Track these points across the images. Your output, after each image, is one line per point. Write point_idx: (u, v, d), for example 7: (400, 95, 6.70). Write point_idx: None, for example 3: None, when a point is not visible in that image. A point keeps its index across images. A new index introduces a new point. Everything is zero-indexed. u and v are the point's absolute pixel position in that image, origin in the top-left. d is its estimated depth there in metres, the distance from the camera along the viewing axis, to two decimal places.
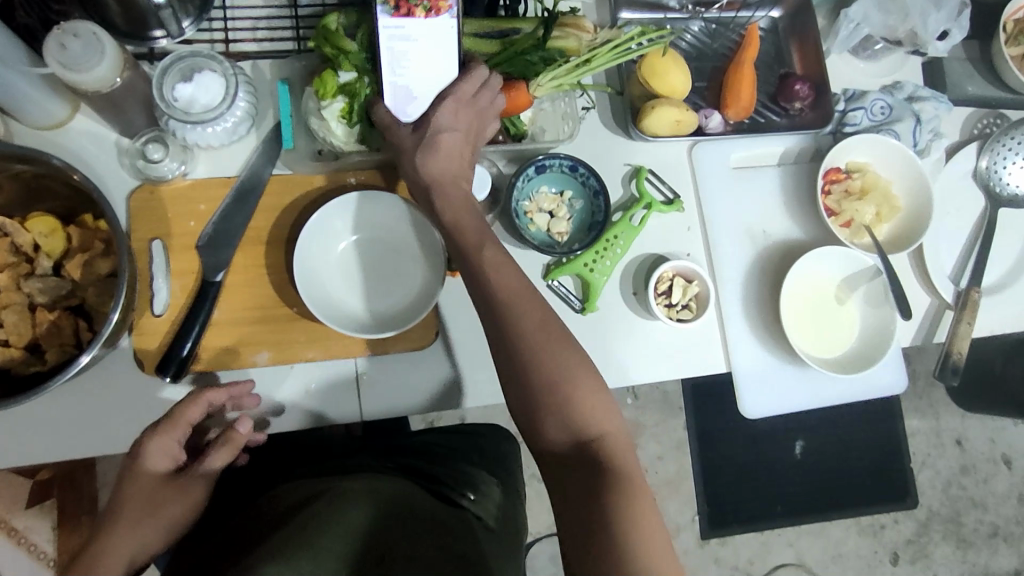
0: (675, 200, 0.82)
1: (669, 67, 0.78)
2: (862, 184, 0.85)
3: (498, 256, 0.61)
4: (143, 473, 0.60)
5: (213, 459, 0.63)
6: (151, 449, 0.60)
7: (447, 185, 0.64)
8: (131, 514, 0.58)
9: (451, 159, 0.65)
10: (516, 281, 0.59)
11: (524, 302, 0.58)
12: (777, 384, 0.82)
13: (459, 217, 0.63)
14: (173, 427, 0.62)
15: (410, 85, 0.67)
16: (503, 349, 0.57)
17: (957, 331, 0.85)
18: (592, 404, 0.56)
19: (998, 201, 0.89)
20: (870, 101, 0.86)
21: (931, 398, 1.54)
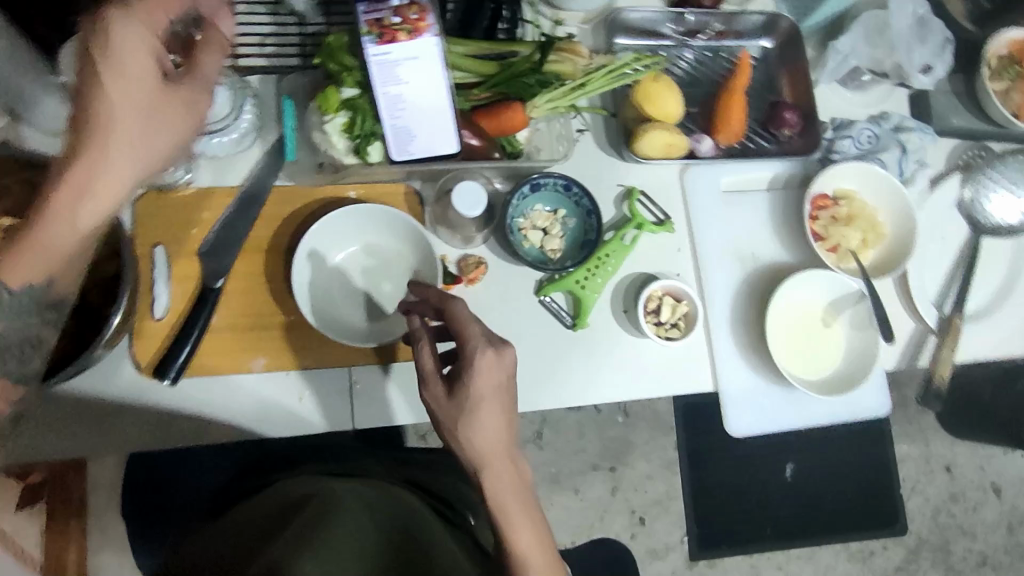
0: (666, 221, 0.84)
1: (662, 92, 0.81)
2: (849, 210, 0.87)
3: (508, 482, 0.63)
4: (123, 76, 0.48)
5: (203, 63, 0.54)
6: (124, 38, 0.47)
7: (497, 464, 0.63)
8: (121, 134, 0.49)
9: (492, 429, 0.63)
10: (511, 490, 0.63)
11: (513, 517, 0.62)
12: (764, 403, 0.83)
13: (490, 469, 0.63)
14: (151, 9, 0.48)
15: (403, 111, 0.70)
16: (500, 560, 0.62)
17: (939, 357, 0.88)
18: None
19: (980, 229, 0.92)
20: (857, 130, 0.89)
21: (921, 424, 1.57)
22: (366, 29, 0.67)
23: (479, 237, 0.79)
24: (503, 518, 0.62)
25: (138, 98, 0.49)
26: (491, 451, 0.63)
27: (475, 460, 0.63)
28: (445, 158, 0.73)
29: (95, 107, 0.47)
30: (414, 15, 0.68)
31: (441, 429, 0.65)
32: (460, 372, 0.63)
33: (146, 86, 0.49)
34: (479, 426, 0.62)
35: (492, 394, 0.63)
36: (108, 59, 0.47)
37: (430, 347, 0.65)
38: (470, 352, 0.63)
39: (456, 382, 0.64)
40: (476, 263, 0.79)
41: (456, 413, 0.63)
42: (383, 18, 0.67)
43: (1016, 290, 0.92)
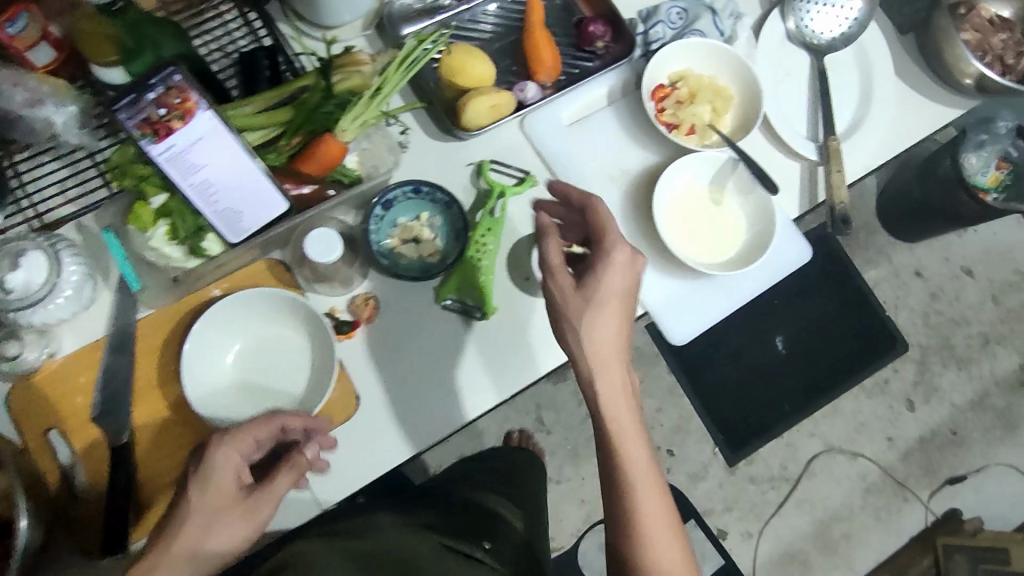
0: (526, 177, 0.83)
1: (466, 61, 0.79)
2: (689, 89, 0.86)
3: (617, 382, 0.65)
4: (207, 490, 0.61)
5: (278, 480, 0.64)
6: (215, 462, 0.62)
7: (613, 369, 0.65)
8: (187, 528, 0.60)
9: (610, 330, 0.65)
10: (618, 389, 0.64)
11: (614, 410, 0.64)
12: (695, 302, 0.83)
13: (608, 368, 0.65)
14: (234, 442, 0.63)
15: (219, 198, 0.67)
16: (602, 455, 0.64)
17: (833, 183, 0.87)
18: (653, 510, 0.61)
19: (819, 51, 0.93)
20: (664, 11, 0.88)
21: (876, 245, 1.61)
22: (139, 133, 0.64)
23: (359, 275, 0.78)
24: (600, 401, 0.64)
25: (213, 513, 0.61)
26: (611, 349, 0.65)
27: (591, 362, 0.64)
28: (281, 217, 0.70)
29: (187, 497, 0.61)
30: (177, 98, 0.64)
31: (557, 322, 0.67)
32: (593, 271, 0.66)
33: (222, 496, 0.62)
34: (602, 325, 0.65)
35: (611, 299, 0.66)
36: (206, 471, 0.62)
37: (556, 241, 0.67)
38: (608, 251, 0.66)
39: (582, 279, 0.66)
40: (364, 300, 0.77)
41: (581, 306, 0.65)
42: (149, 114, 0.64)
43: (876, 91, 0.93)
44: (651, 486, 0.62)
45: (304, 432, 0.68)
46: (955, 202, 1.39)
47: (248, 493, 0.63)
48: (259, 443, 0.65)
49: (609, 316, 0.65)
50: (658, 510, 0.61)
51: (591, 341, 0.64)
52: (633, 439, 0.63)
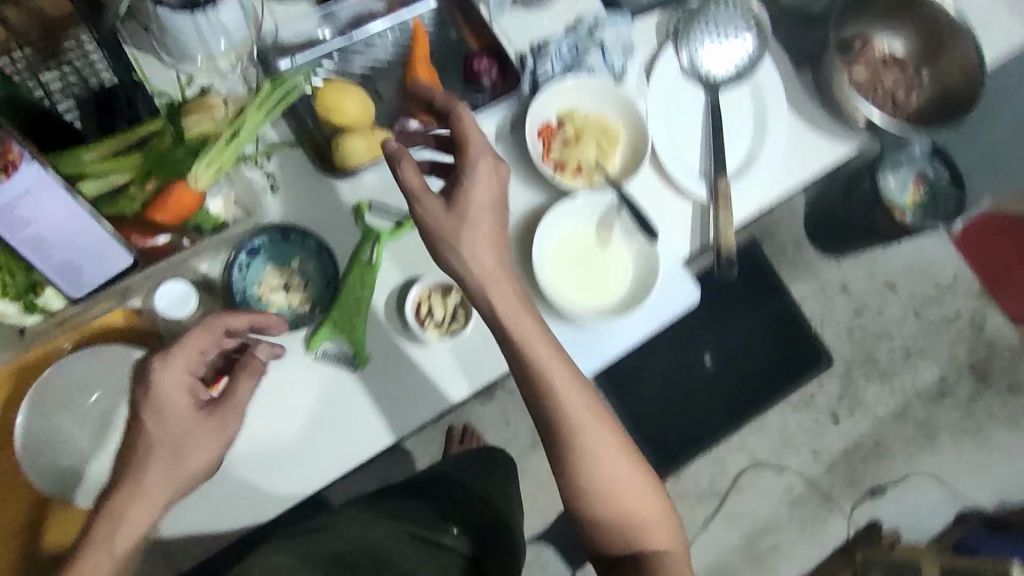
0: (404, 220, 0.79)
1: (338, 97, 0.75)
2: (575, 129, 0.85)
3: (511, 295, 0.68)
4: (165, 415, 0.62)
5: (238, 387, 0.67)
6: (162, 385, 0.62)
7: (499, 281, 0.68)
8: (155, 455, 0.62)
9: (491, 240, 0.68)
10: (514, 303, 0.68)
11: (518, 318, 0.68)
12: (580, 348, 0.81)
13: (496, 289, 0.68)
14: (183, 355, 0.63)
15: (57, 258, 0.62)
16: (518, 363, 0.68)
17: (720, 225, 0.86)
18: (586, 422, 0.68)
19: (715, 86, 0.91)
20: (553, 47, 0.87)
21: (804, 259, 1.61)
22: None
23: None
24: (505, 316, 0.67)
25: (180, 431, 0.63)
26: (495, 265, 0.68)
27: (480, 279, 0.67)
28: (127, 271, 0.68)
29: (139, 428, 0.62)
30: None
31: (430, 242, 0.68)
32: (460, 187, 0.67)
33: (182, 417, 0.63)
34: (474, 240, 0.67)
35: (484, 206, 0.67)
36: (154, 402, 0.62)
37: (410, 163, 0.66)
38: (470, 164, 0.67)
39: (448, 195, 0.67)
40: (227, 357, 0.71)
41: (455, 225, 0.66)
42: None
43: (770, 127, 0.92)
44: (580, 395, 0.68)
45: (253, 326, 0.69)
46: (875, 219, 1.43)
47: (210, 404, 0.66)
48: (204, 361, 0.65)
49: (484, 229, 0.67)
50: (587, 412, 0.68)
51: (473, 274, 0.67)
52: (549, 361, 0.67)
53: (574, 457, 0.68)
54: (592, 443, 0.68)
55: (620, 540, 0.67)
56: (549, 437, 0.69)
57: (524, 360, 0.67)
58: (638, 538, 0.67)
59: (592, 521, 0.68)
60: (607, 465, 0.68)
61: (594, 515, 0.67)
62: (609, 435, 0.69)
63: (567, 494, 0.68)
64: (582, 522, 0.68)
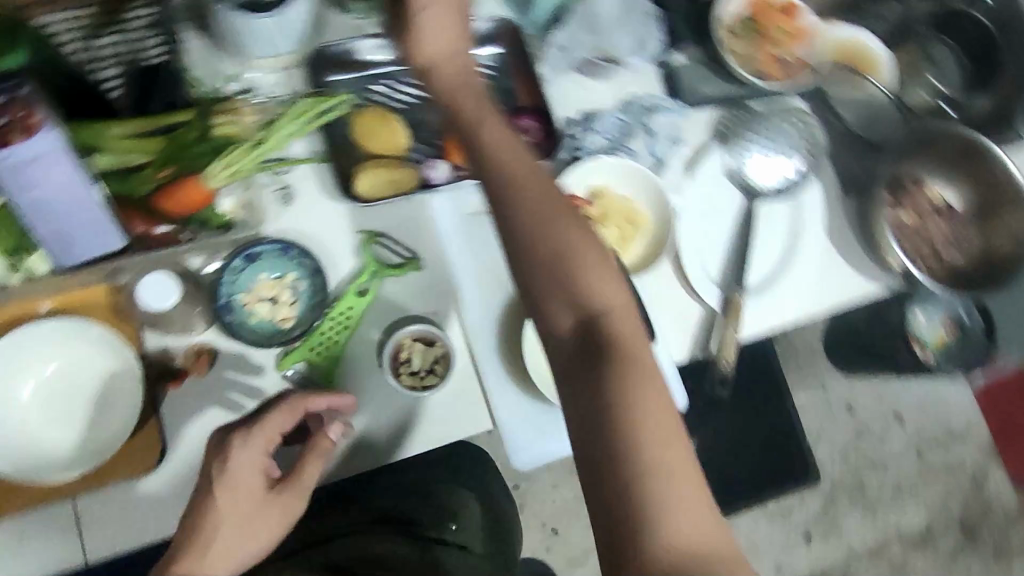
0: (408, 261, 0.78)
1: (378, 126, 0.77)
2: (602, 209, 0.83)
3: (495, 130, 0.64)
4: (236, 492, 0.61)
5: (304, 468, 0.66)
6: (240, 462, 0.61)
7: (487, 118, 0.65)
8: (228, 519, 0.60)
9: (435, 33, 0.68)
10: (510, 152, 0.62)
11: (521, 180, 0.59)
12: (552, 430, 0.78)
13: (480, 115, 0.66)
14: (264, 442, 0.62)
15: (58, 227, 0.63)
16: (503, 232, 0.58)
17: (724, 339, 0.84)
18: (583, 253, 0.56)
19: (755, 195, 0.89)
20: (602, 121, 0.86)
21: (815, 366, 1.48)
22: None
23: (200, 323, 0.73)
24: (487, 154, 0.62)
25: (250, 510, 0.62)
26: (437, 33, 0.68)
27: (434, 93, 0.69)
28: (115, 254, 0.67)
29: (223, 494, 0.60)
30: (21, 112, 0.58)
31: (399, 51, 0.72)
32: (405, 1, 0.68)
33: (253, 498, 0.62)
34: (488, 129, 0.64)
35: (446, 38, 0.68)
36: (244, 467, 0.62)
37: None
38: None
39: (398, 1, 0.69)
40: (198, 352, 0.72)
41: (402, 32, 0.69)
42: None
43: (800, 249, 0.90)
44: (566, 221, 0.57)
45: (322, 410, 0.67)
46: (892, 347, 1.42)
47: (273, 482, 0.64)
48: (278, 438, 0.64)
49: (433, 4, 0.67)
50: (615, 294, 0.56)
51: (436, 71, 0.68)
52: (560, 220, 0.57)
53: (576, 292, 0.55)
54: (603, 291, 0.56)
55: (637, 509, 0.48)
56: (568, 330, 0.55)
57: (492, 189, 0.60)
58: (668, 517, 0.48)
59: (602, 387, 0.52)
60: (605, 292, 0.56)
61: (612, 396, 0.51)
62: (619, 292, 0.57)
63: (571, 347, 0.55)
64: (609, 461, 0.49)
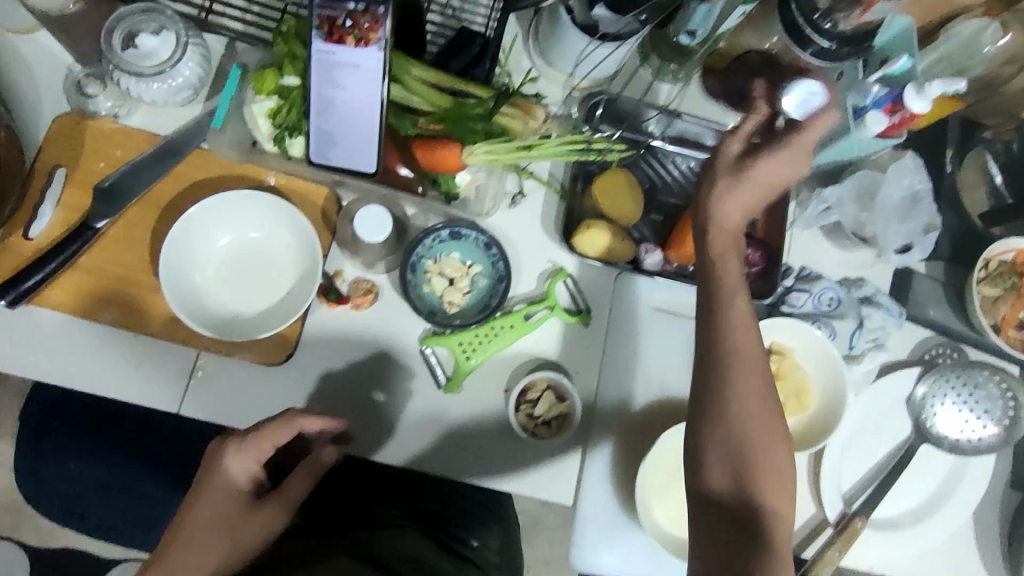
0: (582, 313, 0.78)
1: (626, 195, 0.79)
2: (777, 369, 0.80)
3: (737, 269, 0.60)
4: (218, 495, 0.65)
5: (290, 487, 0.67)
6: (227, 468, 0.65)
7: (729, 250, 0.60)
8: (200, 526, 0.64)
9: (773, 170, 0.60)
10: (743, 305, 0.58)
11: (741, 332, 0.57)
12: (618, 543, 0.75)
13: (728, 246, 0.60)
14: (249, 452, 0.65)
15: (332, 130, 0.67)
16: (700, 375, 0.57)
17: (824, 554, 0.77)
18: (763, 429, 0.56)
19: (924, 435, 0.83)
20: (818, 288, 0.82)
21: None
22: (316, 24, 0.64)
23: (381, 266, 0.75)
24: (721, 288, 0.59)
25: (223, 518, 0.64)
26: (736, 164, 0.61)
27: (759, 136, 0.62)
28: (361, 174, 0.70)
29: (201, 499, 0.64)
30: (367, 24, 0.63)
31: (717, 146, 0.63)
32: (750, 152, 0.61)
33: (235, 504, 0.65)
34: (730, 274, 0.59)
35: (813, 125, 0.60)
36: (229, 472, 0.65)
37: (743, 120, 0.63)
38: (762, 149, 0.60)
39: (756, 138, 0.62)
40: (367, 289, 0.74)
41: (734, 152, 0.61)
42: (336, 17, 0.63)
43: (941, 511, 0.82)
44: (759, 390, 0.56)
45: (320, 431, 0.68)
46: None
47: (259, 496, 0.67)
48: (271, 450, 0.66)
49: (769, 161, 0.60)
50: (780, 472, 0.56)
51: (739, 163, 0.60)
52: (763, 402, 0.56)
53: (745, 462, 0.55)
54: (771, 474, 0.55)
55: None
56: (721, 492, 0.55)
57: (712, 325, 0.58)
58: None
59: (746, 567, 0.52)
60: (777, 482, 0.55)
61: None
62: (789, 490, 0.56)
63: (715, 504, 0.55)
64: None
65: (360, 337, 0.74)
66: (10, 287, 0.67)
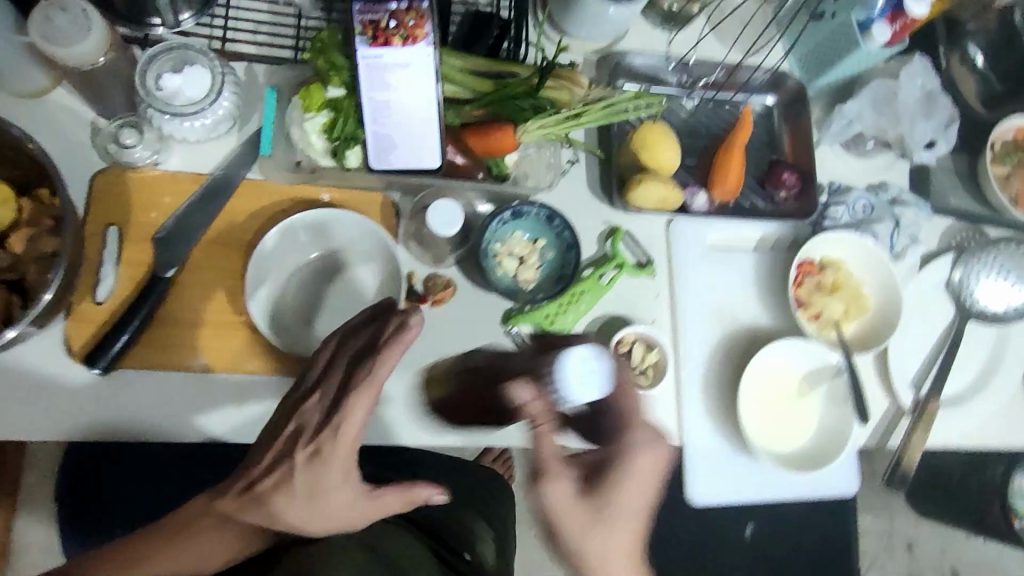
0: (647, 265, 0.80)
1: (660, 142, 0.78)
2: (835, 279, 0.84)
3: (564, 495, 0.57)
4: (319, 474, 0.55)
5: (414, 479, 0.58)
6: (334, 443, 0.55)
7: (580, 514, 0.56)
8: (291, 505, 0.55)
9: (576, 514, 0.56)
10: (578, 515, 0.56)
11: (583, 559, 0.56)
12: (727, 470, 0.79)
13: (567, 527, 0.56)
14: (341, 461, 0.55)
15: (391, 134, 0.68)
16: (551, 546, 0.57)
17: (909, 441, 0.84)
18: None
19: (968, 313, 0.89)
20: (852, 197, 0.87)
21: (887, 497, 1.35)
22: (359, 30, 0.65)
23: (451, 258, 0.76)
24: (561, 516, 0.56)
25: (315, 499, 0.55)
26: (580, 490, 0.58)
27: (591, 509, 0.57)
28: (426, 173, 0.70)
29: (286, 481, 0.55)
30: (412, 22, 0.65)
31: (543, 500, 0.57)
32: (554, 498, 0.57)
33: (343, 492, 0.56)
34: (608, 545, 0.56)
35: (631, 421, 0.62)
36: (317, 489, 0.55)
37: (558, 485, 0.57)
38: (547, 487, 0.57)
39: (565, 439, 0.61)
40: (445, 285, 0.75)
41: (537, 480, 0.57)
42: (379, 20, 0.65)
43: (996, 379, 0.89)
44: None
45: None
46: (984, 507, 1.25)
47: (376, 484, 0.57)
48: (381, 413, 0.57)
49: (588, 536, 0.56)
50: None
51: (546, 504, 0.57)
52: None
53: None
54: None
55: None
56: None
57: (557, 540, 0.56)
58: None
59: None
60: None
61: None
62: None
63: None
64: None
65: (448, 330, 0.75)
66: (102, 352, 0.66)
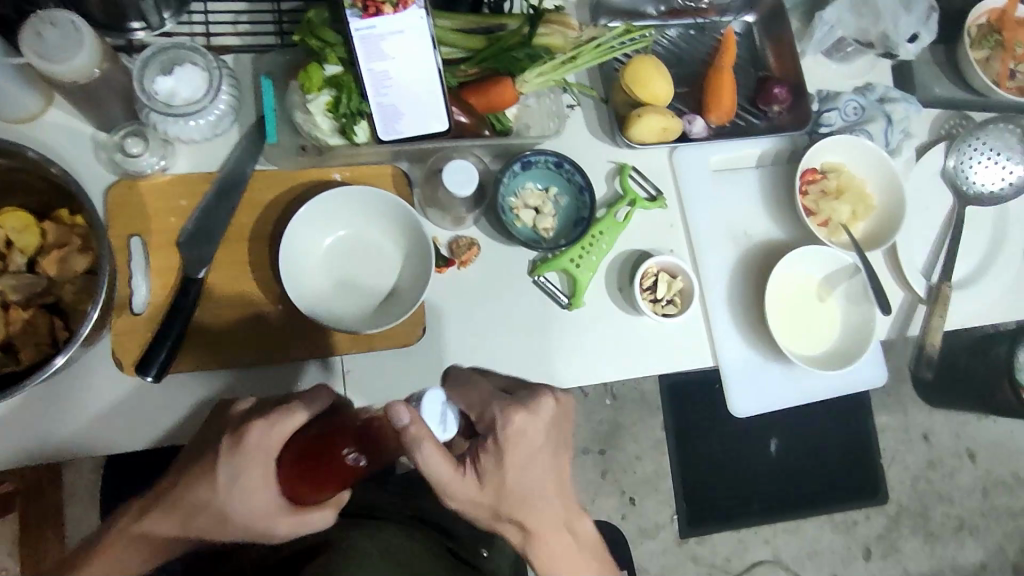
0: (658, 197, 0.82)
1: (652, 75, 0.78)
2: (838, 184, 0.87)
3: (472, 485, 0.56)
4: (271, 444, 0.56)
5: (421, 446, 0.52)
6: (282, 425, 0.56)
7: (487, 493, 0.57)
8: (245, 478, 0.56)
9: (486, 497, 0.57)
10: (501, 492, 0.57)
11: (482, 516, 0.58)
12: (765, 378, 0.83)
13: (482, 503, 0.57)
14: (262, 458, 0.56)
15: (396, 103, 0.68)
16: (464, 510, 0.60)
17: (930, 325, 0.88)
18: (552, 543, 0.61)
19: (965, 198, 0.93)
20: (842, 101, 0.88)
21: (901, 394, 1.38)
22: (349, 3, 0.65)
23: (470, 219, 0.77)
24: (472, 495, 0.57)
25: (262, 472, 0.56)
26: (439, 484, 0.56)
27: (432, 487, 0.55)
28: (437, 137, 0.71)
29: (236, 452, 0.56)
30: None
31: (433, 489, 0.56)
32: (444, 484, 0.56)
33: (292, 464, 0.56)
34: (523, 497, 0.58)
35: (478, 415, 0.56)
36: (228, 492, 0.57)
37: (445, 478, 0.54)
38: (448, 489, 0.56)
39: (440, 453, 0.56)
40: (468, 245, 0.76)
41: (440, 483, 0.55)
42: None
43: (1000, 257, 0.93)
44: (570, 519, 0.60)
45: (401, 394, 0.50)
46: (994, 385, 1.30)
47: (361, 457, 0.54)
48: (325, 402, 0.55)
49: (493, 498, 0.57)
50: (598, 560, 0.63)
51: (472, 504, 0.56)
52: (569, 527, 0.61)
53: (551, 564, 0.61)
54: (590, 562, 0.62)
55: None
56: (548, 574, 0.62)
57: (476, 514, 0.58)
58: None
59: None
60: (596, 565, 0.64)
61: None
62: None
63: None
64: None
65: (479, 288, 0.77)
66: (148, 362, 0.66)
